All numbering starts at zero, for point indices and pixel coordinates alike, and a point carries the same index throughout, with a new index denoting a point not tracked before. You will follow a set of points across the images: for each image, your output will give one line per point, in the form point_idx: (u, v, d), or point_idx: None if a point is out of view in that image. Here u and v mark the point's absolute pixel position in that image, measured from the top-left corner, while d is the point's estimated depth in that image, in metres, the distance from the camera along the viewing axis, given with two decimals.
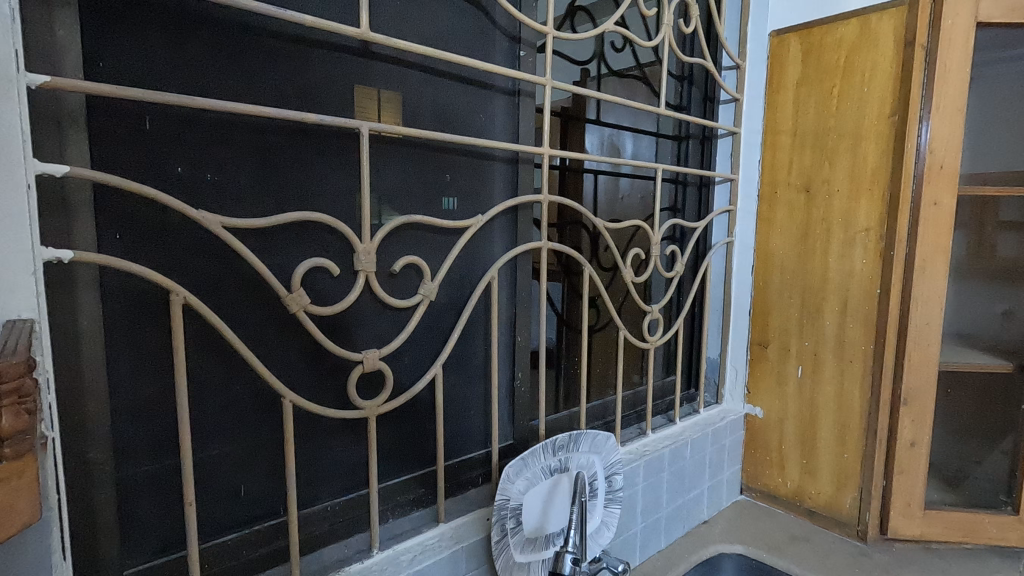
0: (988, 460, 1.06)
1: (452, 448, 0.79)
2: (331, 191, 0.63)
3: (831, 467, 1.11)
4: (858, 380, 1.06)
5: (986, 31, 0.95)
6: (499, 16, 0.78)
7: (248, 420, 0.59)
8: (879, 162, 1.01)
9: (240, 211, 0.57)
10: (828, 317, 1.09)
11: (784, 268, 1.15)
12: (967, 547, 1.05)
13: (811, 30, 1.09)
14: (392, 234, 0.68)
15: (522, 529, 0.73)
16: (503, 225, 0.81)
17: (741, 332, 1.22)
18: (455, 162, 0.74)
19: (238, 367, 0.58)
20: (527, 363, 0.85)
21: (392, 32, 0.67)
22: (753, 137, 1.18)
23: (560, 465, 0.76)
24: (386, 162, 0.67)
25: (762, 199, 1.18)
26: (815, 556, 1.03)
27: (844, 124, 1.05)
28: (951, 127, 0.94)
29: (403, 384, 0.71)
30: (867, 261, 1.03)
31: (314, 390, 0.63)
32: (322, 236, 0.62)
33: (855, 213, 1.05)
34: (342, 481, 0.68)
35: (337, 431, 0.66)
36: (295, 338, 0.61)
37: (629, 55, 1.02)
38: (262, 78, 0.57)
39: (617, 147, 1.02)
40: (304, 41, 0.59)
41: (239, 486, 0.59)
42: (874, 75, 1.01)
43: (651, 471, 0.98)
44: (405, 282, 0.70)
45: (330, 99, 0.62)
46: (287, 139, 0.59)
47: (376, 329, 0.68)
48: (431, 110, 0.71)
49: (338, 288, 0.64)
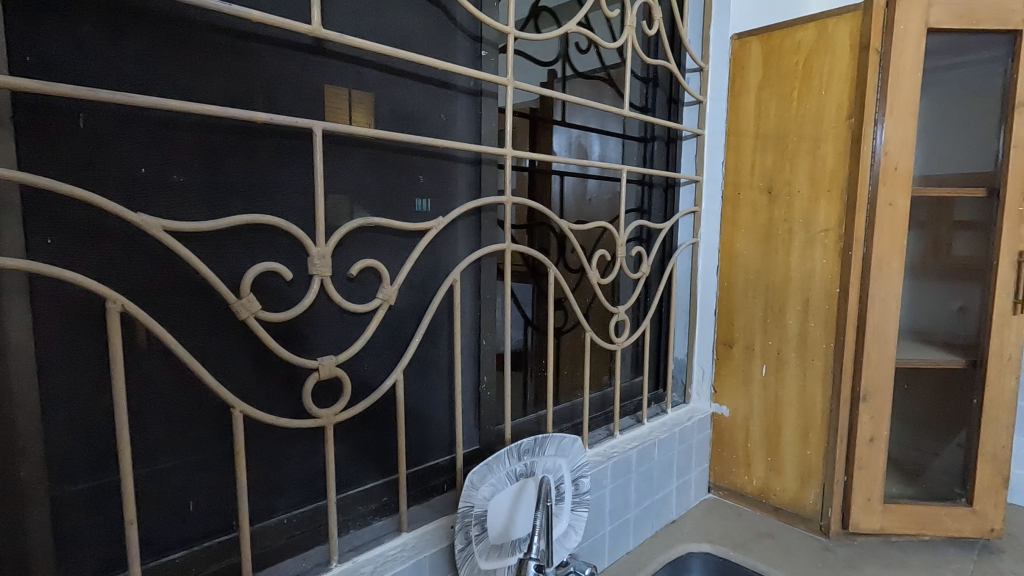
0: (944, 453, 1.09)
1: (416, 455, 0.77)
2: (285, 192, 0.61)
3: (795, 464, 1.13)
4: (820, 378, 1.08)
5: (937, 37, 0.98)
6: (460, 15, 0.77)
7: (196, 431, 0.56)
8: (838, 164, 1.03)
9: (186, 213, 0.54)
10: (791, 316, 1.11)
11: (748, 268, 1.17)
12: (924, 539, 1.08)
13: (771, 34, 1.10)
14: (349, 237, 0.66)
15: (487, 535, 0.72)
16: (467, 227, 0.80)
17: (708, 332, 1.23)
18: (416, 163, 0.73)
19: (185, 377, 0.55)
20: (493, 366, 0.84)
21: (348, 29, 0.65)
22: (717, 139, 1.19)
23: (526, 470, 0.75)
24: (343, 163, 0.65)
25: (726, 200, 1.19)
26: (780, 552, 1.05)
27: (804, 126, 1.07)
28: (905, 129, 0.97)
29: (364, 390, 0.69)
30: (828, 260, 1.05)
31: (269, 400, 0.61)
32: (275, 239, 0.60)
33: (815, 214, 1.07)
34: (300, 492, 0.65)
35: (293, 440, 0.64)
36: (247, 345, 0.59)
37: (594, 57, 1.01)
38: (207, 75, 0.55)
39: (585, 148, 1.01)
40: (252, 37, 0.57)
41: (188, 501, 0.57)
42: (831, 79, 1.03)
43: (618, 473, 0.98)
44: (364, 286, 0.68)
45: (282, 98, 0.60)
46: (235, 139, 0.57)
47: (334, 334, 0.66)
48: (390, 109, 0.70)
49: (293, 293, 0.62)
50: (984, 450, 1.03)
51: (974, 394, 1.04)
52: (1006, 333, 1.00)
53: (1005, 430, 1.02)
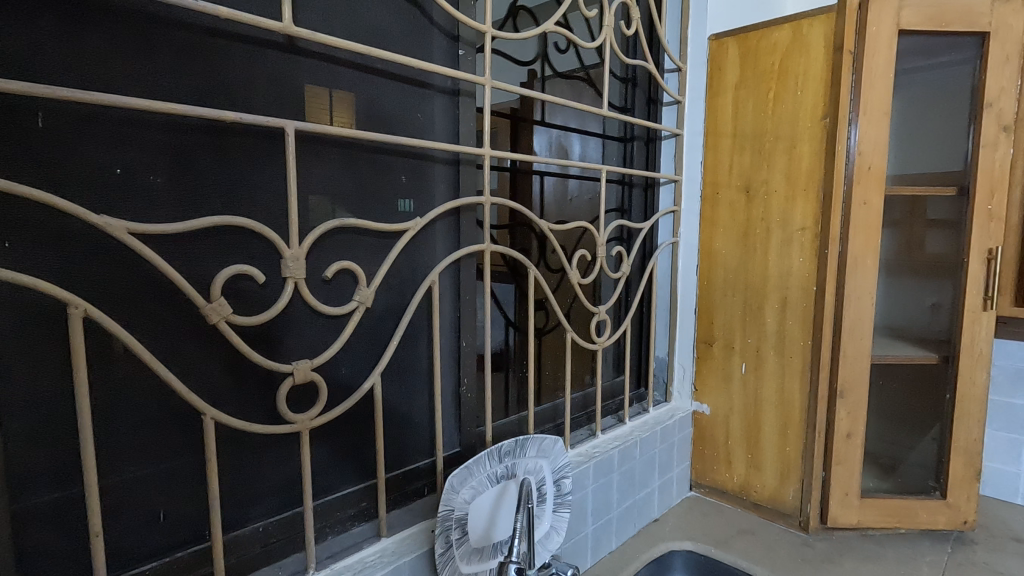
0: (918, 447, 1.11)
1: (395, 459, 0.76)
2: (257, 193, 0.60)
3: (774, 460, 1.14)
4: (798, 374, 1.09)
5: (907, 38, 1.00)
6: (436, 13, 0.76)
7: (166, 440, 0.55)
8: (813, 164, 1.05)
9: (153, 215, 0.53)
10: (769, 314, 1.12)
11: (727, 266, 1.18)
12: (900, 532, 1.10)
13: (747, 34, 1.11)
14: (324, 239, 0.65)
15: (467, 538, 0.71)
16: (445, 228, 0.79)
17: (688, 332, 1.24)
18: (393, 163, 0.72)
19: (153, 385, 0.53)
20: (473, 367, 0.83)
21: (321, 26, 0.64)
22: (696, 139, 1.20)
23: (507, 472, 0.74)
24: (317, 163, 0.64)
25: (705, 200, 1.20)
26: (761, 549, 1.05)
27: (780, 126, 1.09)
28: (877, 129, 0.98)
29: (341, 394, 0.68)
30: (804, 258, 1.07)
31: (242, 406, 0.60)
32: (247, 241, 0.59)
33: (792, 212, 1.08)
34: (275, 499, 0.64)
35: (268, 446, 0.63)
36: (219, 350, 0.58)
37: (573, 57, 1.01)
38: (174, 73, 0.53)
39: (565, 148, 1.01)
40: (221, 33, 0.56)
41: (158, 511, 0.55)
42: (806, 79, 1.05)
43: (600, 472, 0.98)
44: (340, 288, 0.67)
45: (253, 97, 0.59)
46: (204, 139, 0.55)
47: (309, 338, 0.65)
48: (366, 109, 0.69)
49: (266, 296, 0.60)
50: (957, 444, 1.05)
51: (947, 389, 1.06)
52: (976, 329, 1.02)
53: (977, 424, 1.04)
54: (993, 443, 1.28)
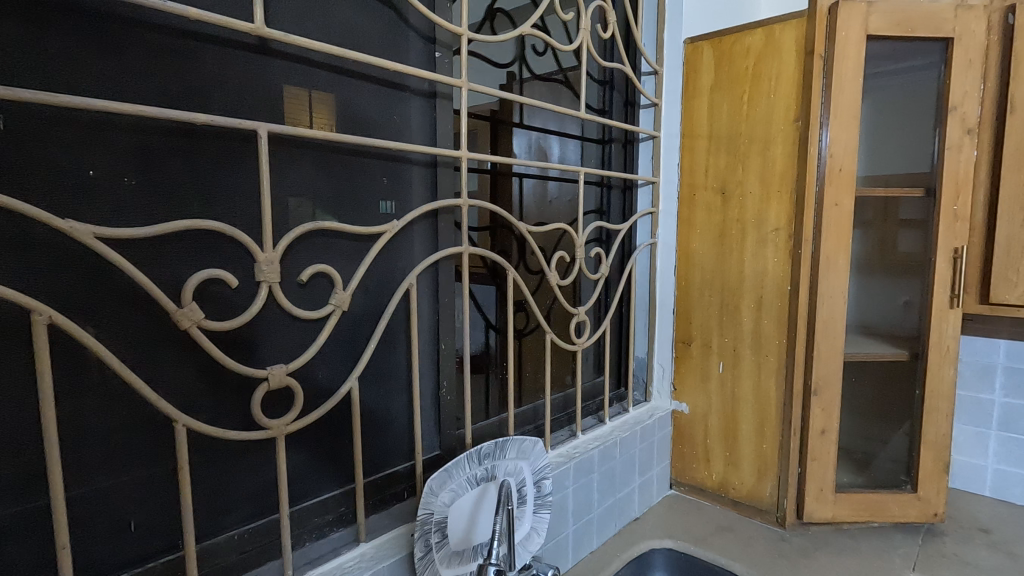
0: (891, 443, 1.13)
1: (374, 463, 0.76)
2: (230, 196, 0.59)
3: (751, 458, 1.16)
4: (774, 372, 1.11)
5: (875, 43, 1.02)
6: (412, 15, 0.76)
7: (137, 448, 0.54)
8: (787, 166, 1.07)
9: (121, 219, 0.52)
10: (745, 314, 1.14)
11: (704, 267, 1.19)
12: (874, 526, 1.12)
13: (722, 38, 1.13)
14: (300, 243, 0.64)
15: (447, 542, 0.71)
16: (423, 230, 0.79)
17: (667, 332, 1.25)
18: (370, 166, 0.71)
19: (122, 392, 0.52)
20: (452, 370, 0.83)
21: (294, 27, 0.63)
22: (672, 141, 1.21)
23: (486, 474, 0.74)
24: (293, 166, 0.63)
25: (682, 201, 1.22)
26: (739, 545, 1.07)
27: (754, 129, 1.11)
28: (848, 132, 1.01)
29: (318, 399, 0.68)
30: (779, 259, 1.09)
31: (215, 412, 0.59)
32: (220, 245, 0.58)
33: (766, 213, 1.10)
34: (251, 506, 0.63)
35: (243, 452, 0.62)
36: (191, 356, 0.57)
37: (551, 60, 1.02)
38: (143, 74, 0.52)
39: (544, 150, 1.02)
40: (191, 35, 0.55)
41: (129, 521, 0.54)
42: (779, 83, 1.07)
43: (581, 472, 0.99)
44: (316, 291, 0.66)
45: (225, 99, 0.58)
46: (174, 141, 0.54)
47: (285, 342, 0.64)
48: (341, 111, 0.68)
49: (239, 301, 0.60)
50: (927, 439, 1.07)
51: (917, 386, 1.09)
52: (944, 326, 1.04)
53: (945, 419, 1.07)
54: (962, 437, 1.31)
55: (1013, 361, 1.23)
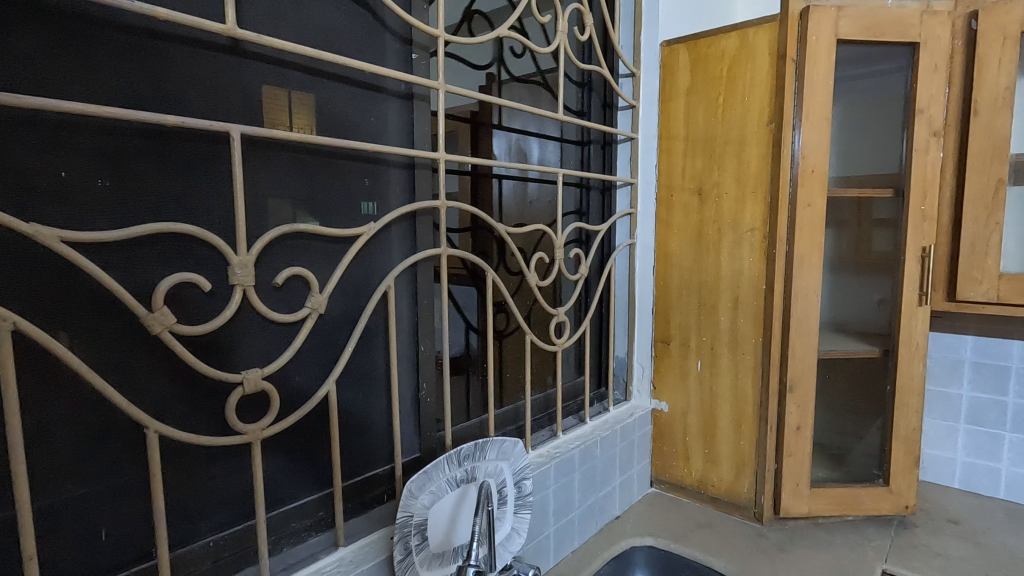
0: (864, 438, 1.16)
1: (353, 467, 0.75)
2: (203, 198, 0.58)
3: (729, 455, 1.17)
4: (750, 370, 1.13)
5: (845, 48, 1.05)
6: (388, 17, 0.75)
7: (108, 456, 0.53)
8: (761, 167, 1.09)
9: (89, 223, 0.51)
10: (722, 313, 1.16)
11: (682, 267, 1.21)
12: (848, 519, 1.15)
13: (697, 42, 1.15)
14: (276, 245, 0.64)
15: (427, 544, 0.71)
16: (401, 232, 0.79)
17: (647, 331, 1.27)
18: (346, 168, 0.71)
19: (91, 400, 0.51)
20: (432, 371, 0.83)
21: (267, 28, 0.63)
22: (650, 143, 1.23)
23: (466, 475, 0.74)
24: (268, 168, 0.63)
25: (660, 202, 1.23)
26: (718, 541, 1.08)
27: (729, 131, 1.12)
28: (819, 134, 1.03)
29: (295, 403, 0.67)
30: (754, 258, 1.11)
31: (189, 417, 0.58)
32: (192, 249, 0.57)
33: (742, 214, 1.12)
34: (227, 512, 0.62)
35: (218, 458, 0.61)
36: (163, 361, 0.56)
37: (529, 62, 1.02)
38: (110, 75, 0.52)
39: (524, 152, 1.02)
40: (160, 35, 0.54)
41: (100, 530, 0.53)
42: (753, 86, 1.09)
43: (561, 472, 0.99)
44: (291, 294, 0.66)
45: (196, 101, 0.57)
46: (144, 143, 0.53)
47: (261, 346, 0.63)
48: (317, 112, 0.68)
49: (213, 305, 0.59)
50: (898, 433, 1.10)
51: (888, 382, 1.11)
52: (913, 323, 1.07)
53: (915, 413, 1.09)
54: (932, 431, 1.34)
55: (979, 356, 1.26)
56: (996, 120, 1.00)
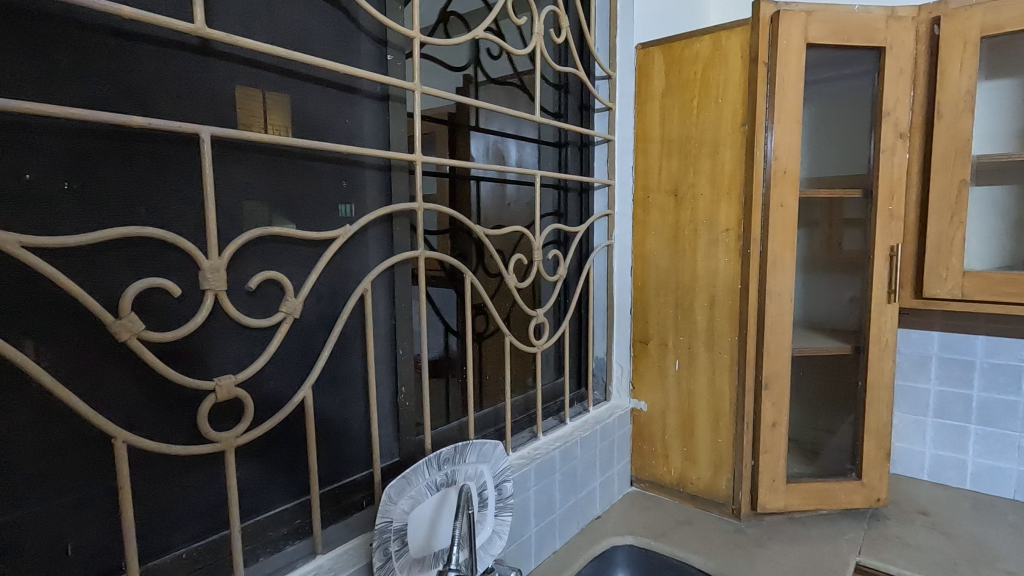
0: (837, 433, 1.18)
1: (330, 473, 0.74)
2: (172, 202, 0.57)
3: (708, 453, 1.19)
4: (726, 369, 1.15)
5: (815, 51, 1.07)
6: (362, 18, 0.75)
7: (73, 468, 0.51)
8: (734, 168, 1.11)
9: (51, 228, 0.49)
10: (699, 312, 1.17)
11: (659, 267, 1.22)
12: (823, 513, 1.17)
13: (671, 45, 1.17)
14: (249, 249, 0.63)
15: (407, 550, 0.70)
16: (378, 235, 0.78)
17: (625, 332, 1.28)
18: (321, 170, 0.70)
19: (55, 411, 0.50)
20: (410, 375, 0.82)
21: (238, 28, 0.61)
22: (627, 144, 1.24)
23: (446, 479, 0.74)
24: (240, 170, 0.62)
25: (637, 203, 1.24)
26: (697, 538, 1.10)
27: (704, 133, 1.14)
28: (791, 136, 1.05)
29: (270, 409, 0.66)
30: (729, 258, 1.12)
31: (159, 427, 0.57)
32: (161, 253, 0.56)
33: (717, 214, 1.14)
34: (201, 523, 0.61)
35: (191, 467, 0.60)
36: (131, 370, 0.54)
37: (506, 63, 1.02)
38: (73, 75, 0.50)
39: (502, 154, 1.02)
40: (125, 34, 0.53)
41: (66, 544, 0.51)
42: (726, 88, 1.11)
43: (542, 473, 0.99)
44: (265, 299, 0.65)
45: (162, 101, 0.56)
46: (108, 145, 0.52)
47: (233, 352, 0.62)
48: (291, 114, 0.67)
49: (183, 311, 0.57)
50: (870, 428, 1.12)
51: (859, 377, 1.14)
52: (883, 320, 1.10)
53: (886, 408, 1.12)
54: (902, 424, 1.38)
55: (946, 351, 1.30)
56: (959, 122, 1.04)
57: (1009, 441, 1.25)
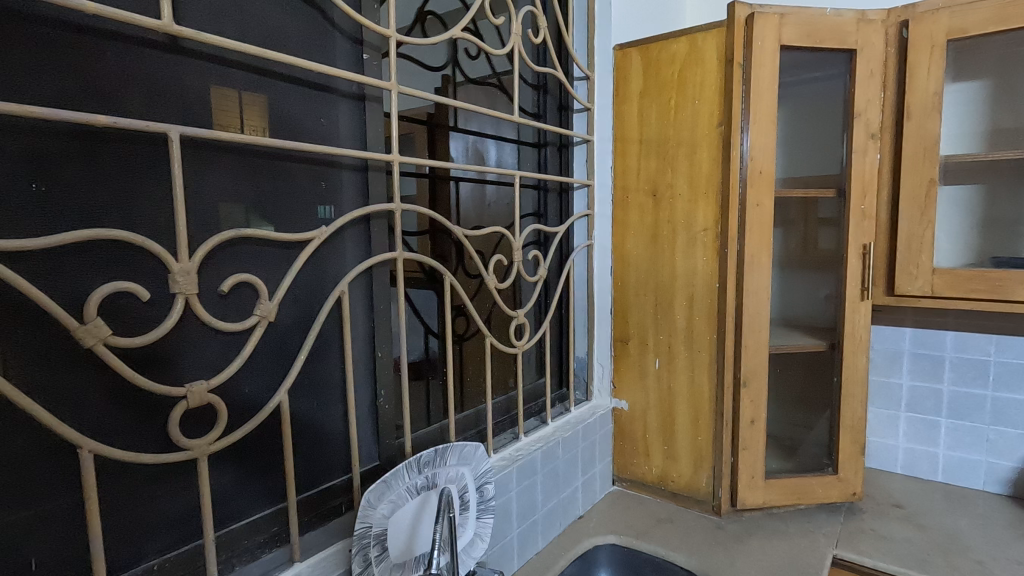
0: (814, 428, 1.20)
1: (308, 479, 0.73)
2: (141, 204, 0.55)
3: (688, 451, 1.20)
4: (706, 367, 1.16)
5: (789, 53, 1.09)
6: (337, 16, 0.74)
7: (38, 480, 0.49)
8: (711, 168, 1.12)
9: (13, 229, 0.47)
10: (678, 311, 1.18)
11: (639, 266, 1.23)
12: (801, 508, 1.19)
13: (648, 46, 1.18)
14: (222, 251, 0.61)
15: (388, 555, 0.69)
16: (355, 236, 0.77)
17: (606, 331, 1.28)
18: (296, 171, 0.69)
19: (17, 422, 0.48)
20: (390, 377, 0.81)
21: (208, 25, 0.60)
22: (606, 145, 1.24)
23: (427, 482, 0.73)
24: (211, 171, 0.60)
25: (616, 203, 1.25)
26: (678, 536, 1.10)
27: (681, 133, 1.15)
28: (766, 136, 1.07)
29: (244, 414, 0.64)
30: (707, 258, 1.14)
31: (128, 435, 0.55)
32: (129, 256, 0.54)
33: (694, 214, 1.15)
34: (174, 532, 0.59)
35: (162, 476, 0.58)
36: (98, 377, 0.53)
37: (484, 64, 1.02)
38: (34, 71, 0.48)
39: (481, 154, 1.02)
40: (89, 30, 0.51)
41: (31, 558, 0.49)
42: (702, 90, 1.12)
43: (523, 474, 0.99)
44: (239, 302, 0.63)
45: (129, 100, 0.54)
46: (72, 145, 0.50)
47: (206, 357, 0.61)
48: (264, 113, 0.65)
49: (153, 315, 0.56)
50: (845, 423, 1.15)
51: (834, 374, 1.16)
52: (856, 317, 1.12)
53: (860, 403, 1.14)
54: (876, 419, 1.41)
55: (917, 347, 1.33)
56: (927, 123, 1.06)
57: (978, 434, 1.28)
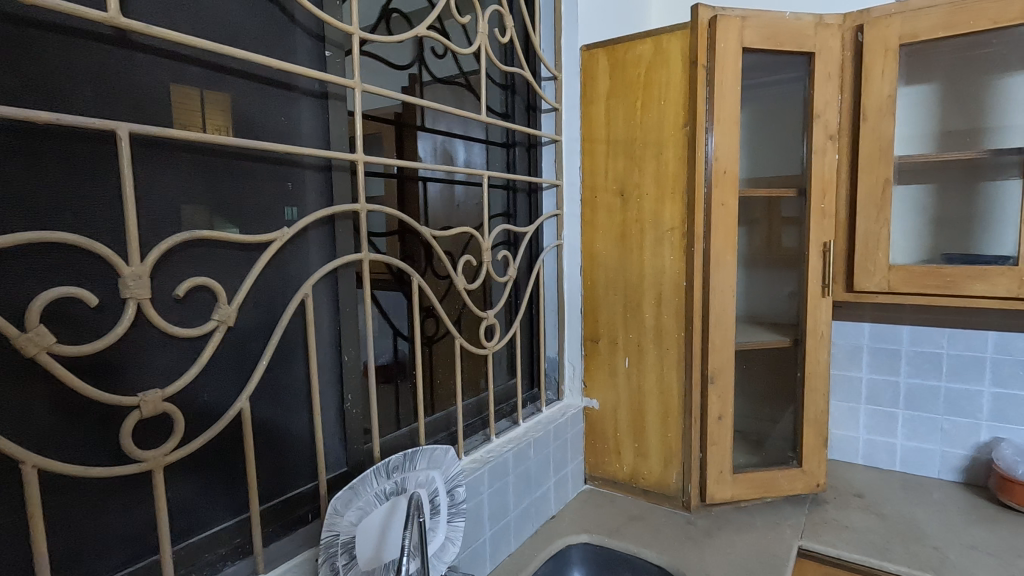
0: (779, 423, 1.23)
1: (273, 488, 0.71)
2: (88, 206, 0.52)
3: (658, 448, 1.21)
4: (674, 365, 1.17)
5: (750, 56, 1.11)
6: (298, 12, 0.72)
7: None
8: (677, 168, 1.13)
9: None
10: (647, 309, 1.20)
11: (608, 266, 1.24)
12: (767, 500, 1.21)
13: (615, 46, 1.18)
14: (177, 255, 0.59)
15: (356, 563, 0.68)
16: (319, 237, 0.75)
17: (576, 331, 1.29)
18: (255, 170, 0.66)
19: None
20: (357, 381, 0.80)
21: (159, 19, 0.58)
22: (574, 145, 1.25)
23: (396, 488, 0.72)
24: (164, 170, 0.57)
25: (584, 203, 1.25)
26: (650, 532, 1.11)
27: (648, 134, 1.16)
28: (729, 137, 1.09)
29: (203, 423, 0.62)
30: (674, 257, 1.15)
31: (77, 448, 0.52)
32: (75, 260, 0.52)
33: (661, 214, 1.16)
34: (128, 548, 0.57)
35: (115, 490, 0.55)
36: (41, 388, 0.50)
37: (451, 63, 1.01)
38: None
39: (449, 154, 1.01)
40: (28, 21, 0.48)
41: None
42: (668, 91, 1.13)
43: (495, 476, 0.98)
44: (196, 307, 0.61)
45: (74, 96, 0.51)
46: (12, 143, 0.47)
47: (160, 364, 0.58)
48: (221, 110, 0.63)
49: (102, 321, 0.53)
50: (808, 417, 1.18)
51: (798, 369, 1.19)
52: (818, 313, 1.15)
53: (822, 397, 1.17)
54: (838, 412, 1.45)
55: (875, 341, 1.38)
56: (881, 125, 1.10)
57: (933, 424, 1.33)
